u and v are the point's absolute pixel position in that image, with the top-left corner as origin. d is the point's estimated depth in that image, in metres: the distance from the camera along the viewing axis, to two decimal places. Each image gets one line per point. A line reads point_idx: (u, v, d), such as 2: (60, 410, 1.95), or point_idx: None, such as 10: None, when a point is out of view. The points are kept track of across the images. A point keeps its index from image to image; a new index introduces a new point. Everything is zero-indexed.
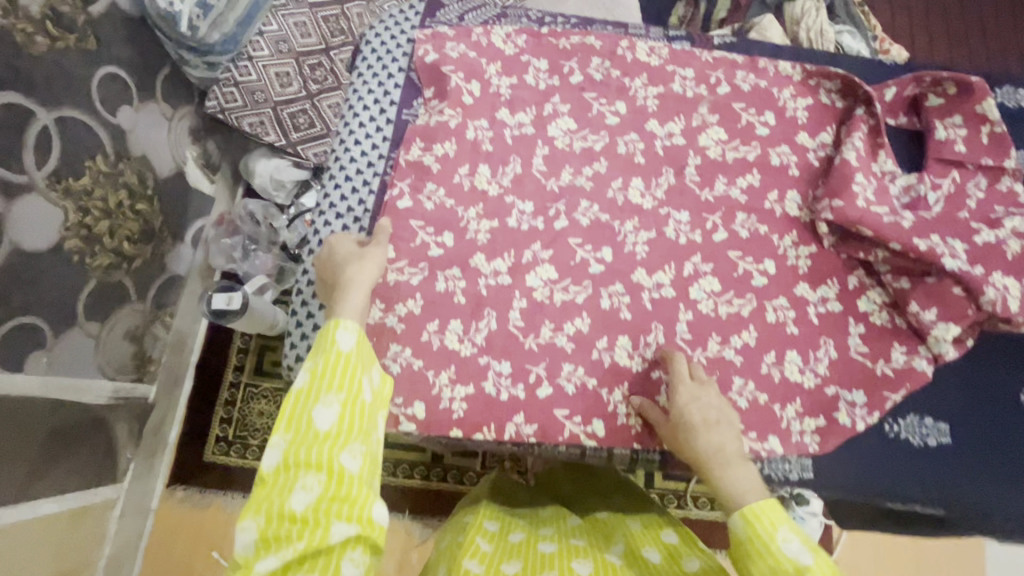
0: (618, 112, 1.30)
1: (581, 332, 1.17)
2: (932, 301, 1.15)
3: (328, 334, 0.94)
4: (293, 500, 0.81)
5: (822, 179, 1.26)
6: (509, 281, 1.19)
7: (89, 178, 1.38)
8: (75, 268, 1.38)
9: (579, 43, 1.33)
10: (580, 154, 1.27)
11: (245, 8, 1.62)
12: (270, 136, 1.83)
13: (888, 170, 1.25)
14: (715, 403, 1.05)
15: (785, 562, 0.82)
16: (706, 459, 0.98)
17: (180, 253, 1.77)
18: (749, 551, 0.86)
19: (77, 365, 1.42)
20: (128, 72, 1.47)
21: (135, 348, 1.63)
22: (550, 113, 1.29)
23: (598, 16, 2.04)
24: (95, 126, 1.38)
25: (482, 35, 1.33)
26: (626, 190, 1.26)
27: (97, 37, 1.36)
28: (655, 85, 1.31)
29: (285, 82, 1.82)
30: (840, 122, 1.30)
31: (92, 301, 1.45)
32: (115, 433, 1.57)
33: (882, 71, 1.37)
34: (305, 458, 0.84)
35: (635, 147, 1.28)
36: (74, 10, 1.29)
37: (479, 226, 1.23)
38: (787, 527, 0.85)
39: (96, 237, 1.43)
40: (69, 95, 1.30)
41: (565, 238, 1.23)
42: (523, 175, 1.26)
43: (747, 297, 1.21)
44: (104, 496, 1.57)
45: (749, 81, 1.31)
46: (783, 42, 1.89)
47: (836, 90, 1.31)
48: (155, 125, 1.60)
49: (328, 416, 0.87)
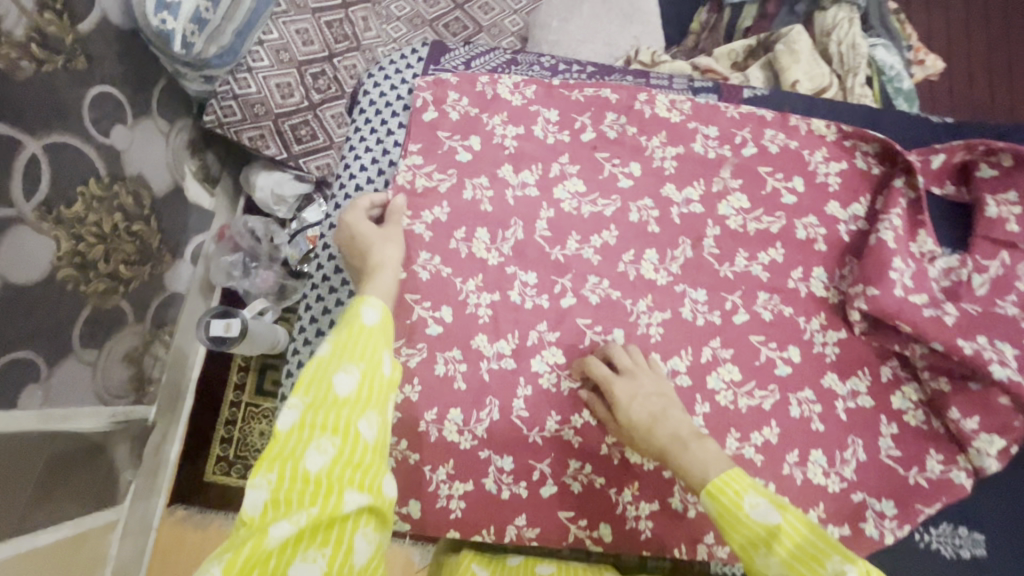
0: (632, 174, 1.21)
1: (588, 425, 1.09)
2: (975, 409, 1.05)
3: (351, 310, 0.92)
4: (308, 461, 0.76)
5: (854, 257, 1.16)
6: (512, 366, 1.11)
7: (82, 204, 1.33)
8: (69, 296, 1.34)
9: (592, 95, 1.25)
10: (588, 221, 1.18)
11: (244, 17, 1.52)
12: (270, 149, 1.75)
13: (927, 252, 1.12)
14: (651, 387, 1.03)
15: (757, 528, 0.80)
16: (676, 441, 0.96)
17: (179, 270, 1.73)
18: (722, 525, 0.83)
19: (74, 393, 1.40)
20: (122, 89, 1.41)
21: (133, 371, 1.60)
22: (557, 174, 1.20)
23: (616, 23, 1.94)
24: (87, 149, 1.33)
25: (487, 85, 1.25)
26: (638, 264, 1.16)
27: (86, 55, 1.30)
28: (673, 145, 1.22)
29: (286, 93, 1.74)
30: (876, 192, 1.20)
31: (88, 328, 1.41)
32: (115, 456, 1.56)
33: (921, 136, 1.27)
34: (293, 493, 0.73)
35: (648, 215, 1.18)
36: (61, 29, 1.23)
37: (478, 300, 1.14)
38: (753, 491, 0.83)
39: (91, 264, 1.39)
40: (59, 120, 1.24)
41: (572, 317, 1.14)
42: (526, 244, 1.17)
43: (769, 389, 1.10)
44: (104, 519, 1.55)
45: (778, 141, 1.22)
46: (812, 56, 1.77)
47: (874, 153, 1.21)
48: (151, 142, 1.54)
49: (348, 381, 0.83)
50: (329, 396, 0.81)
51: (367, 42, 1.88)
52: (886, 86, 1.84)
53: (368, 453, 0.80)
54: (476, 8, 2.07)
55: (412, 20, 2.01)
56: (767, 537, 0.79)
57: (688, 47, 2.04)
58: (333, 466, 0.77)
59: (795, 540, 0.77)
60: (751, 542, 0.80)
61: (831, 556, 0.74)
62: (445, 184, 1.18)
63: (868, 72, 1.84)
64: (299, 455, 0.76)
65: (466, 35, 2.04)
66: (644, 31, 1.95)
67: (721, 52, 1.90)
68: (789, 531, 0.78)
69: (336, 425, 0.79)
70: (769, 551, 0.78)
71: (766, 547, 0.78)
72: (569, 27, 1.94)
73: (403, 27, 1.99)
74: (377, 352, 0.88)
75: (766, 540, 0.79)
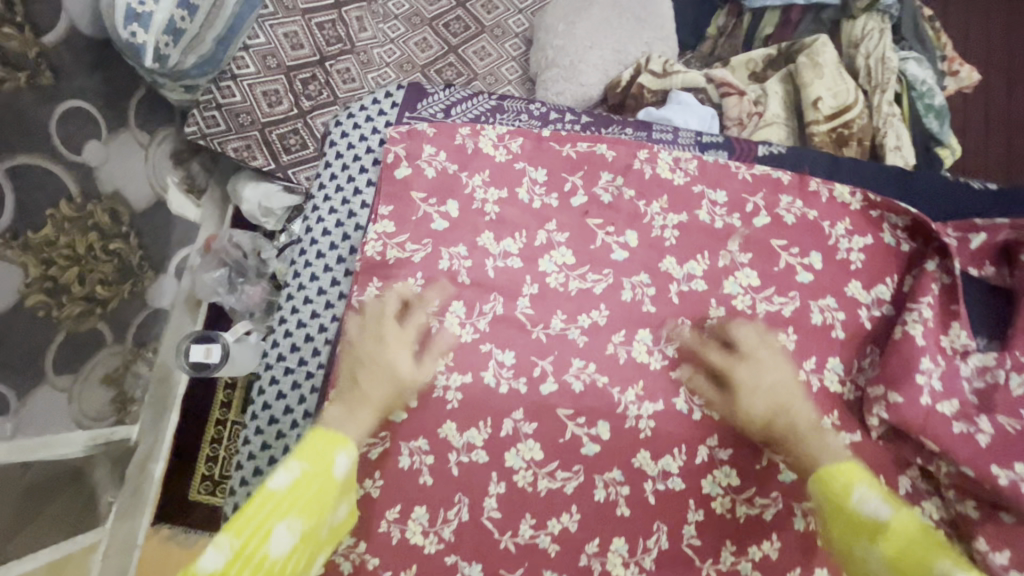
0: (627, 245, 1.17)
1: (567, 532, 1.06)
2: (1003, 540, 0.96)
3: (330, 452, 0.89)
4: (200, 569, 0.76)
5: (878, 344, 1.13)
6: (485, 461, 1.08)
7: (52, 227, 1.27)
8: (42, 323, 1.29)
9: (586, 151, 1.22)
10: (575, 299, 1.14)
11: (227, 22, 1.39)
12: (257, 161, 1.65)
13: (960, 349, 1.08)
14: (776, 377, 1.01)
15: (865, 520, 0.85)
16: (799, 432, 0.97)
17: (163, 285, 1.67)
18: (829, 511, 0.89)
19: (49, 420, 1.35)
20: (95, 102, 1.33)
21: (114, 393, 1.55)
22: (543, 243, 1.17)
23: (628, 27, 1.81)
24: (57, 171, 1.25)
25: (468, 137, 1.23)
26: (629, 346, 1.12)
27: (53, 70, 1.22)
28: (676, 212, 1.19)
29: (274, 101, 1.64)
30: (904, 272, 1.16)
31: (63, 354, 1.36)
32: (95, 479, 1.53)
33: (951, 209, 1.23)
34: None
35: (643, 293, 1.15)
36: (24, 44, 1.14)
37: (448, 381, 1.10)
38: (866, 487, 0.87)
39: (64, 288, 1.33)
40: (25, 141, 1.17)
41: (553, 408, 1.09)
42: (505, 319, 1.13)
43: (770, 497, 1.07)
44: (85, 541, 1.51)
45: (795, 210, 1.19)
46: (837, 69, 1.64)
47: (903, 226, 1.18)
48: (130, 156, 1.47)
49: (283, 538, 0.81)
50: (263, 542, 0.79)
51: (362, 43, 1.78)
52: (915, 104, 1.71)
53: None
54: (479, 7, 1.95)
55: (410, 19, 1.90)
56: (872, 533, 0.84)
57: (702, 54, 1.91)
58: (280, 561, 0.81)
59: (899, 543, 0.82)
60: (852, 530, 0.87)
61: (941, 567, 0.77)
62: (418, 255, 1.16)
63: (897, 89, 1.70)
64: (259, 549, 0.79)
65: (467, 35, 1.92)
66: (657, 38, 1.81)
67: (739, 60, 1.78)
68: (898, 530, 0.82)
69: (299, 524, 0.83)
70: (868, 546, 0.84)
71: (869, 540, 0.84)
72: (575, 31, 1.80)
73: (401, 27, 1.89)
74: (336, 454, 0.89)
75: (869, 535, 0.84)
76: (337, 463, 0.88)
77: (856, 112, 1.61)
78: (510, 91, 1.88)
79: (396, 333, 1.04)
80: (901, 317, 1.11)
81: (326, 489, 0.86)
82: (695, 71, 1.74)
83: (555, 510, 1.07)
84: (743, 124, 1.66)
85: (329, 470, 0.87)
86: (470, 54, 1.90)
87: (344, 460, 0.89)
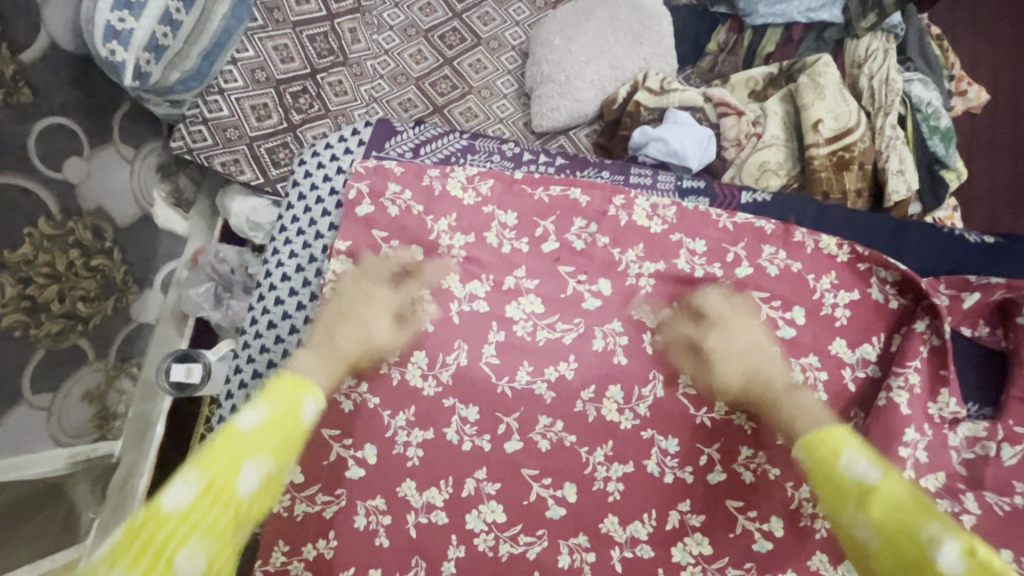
0: (600, 293, 1.16)
1: None
2: None
3: (294, 396, 0.88)
4: (178, 567, 0.68)
5: (863, 409, 1.09)
6: (445, 522, 1.08)
7: (30, 246, 1.25)
8: (18, 342, 1.27)
9: (559, 195, 1.20)
10: (544, 349, 1.14)
11: (211, 38, 1.37)
12: (246, 175, 1.63)
13: (948, 417, 1.05)
14: (749, 342, 1.07)
15: (851, 481, 0.78)
16: (774, 390, 1.01)
17: (147, 300, 1.65)
18: (821, 477, 0.83)
19: (25, 439, 1.33)
20: (75, 118, 1.31)
21: (95, 409, 1.54)
22: (512, 288, 1.16)
23: (625, 42, 1.77)
24: (35, 188, 1.23)
25: (436, 178, 1.21)
26: (598, 403, 1.11)
27: (31, 86, 1.20)
28: (653, 260, 1.17)
29: (262, 115, 1.61)
30: (893, 331, 1.11)
31: (41, 372, 1.34)
32: (75, 497, 1.50)
33: (946, 262, 1.19)
34: (212, 521, 0.71)
35: (615, 344, 1.13)
36: (0, 62, 1.13)
37: (409, 437, 1.11)
38: (854, 449, 0.81)
39: (43, 305, 1.31)
40: (0, 159, 1.15)
41: (518, 466, 1.10)
42: (469, 370, 1.13)
43: (745, 567, 1.04)
44: (64, 561, 1.47)
45: (778, 261, 1.14)
46: (840, 90, 1.60)
47: (893, 282, 1.12)
48: (113, 172, 1.45)
49: (252, 477, 0.76)
50: (230, 488, 0.74)
51: (354, 56, 1.76)
52: (920, 126, 1.66)
53: (228, 520, 0.73)
54: (475, 18, 1.91)
55: (405, 31, 1.88)
56: (857, 496, 0.76)
57: (703, 69, 1.87)
58: (253, 500, 0.77)
59: (884, 505, 0.73)
60: (839, 499, 0.79)
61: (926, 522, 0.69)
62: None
63: (900, 111, 1.65)
64: (227, 537, 0.74)
65: (462, 48, 1.88)
66: (655, 53, 1.77)
67: (739, 78, 1.74)
68: (887, 493, 0.74)
69: (269, 460, 0.79)
70: (856, 511, 0.76)
71: (856, 503, 0.76)
72: (573, 47, 1.77)
73: (395, 39, 1.87)
74: (305, 399, 0.88)
75: (855, 498, 0.76)
76: (303, 408, 0.87)
77: (858, 135, 1.56)
78: (504, 106, 1.85)
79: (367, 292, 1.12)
80: (886, 380, 1.07)
81: (292, 428, 0.84)
82: (693, 89, 1.70)
83: (518, 574, 1.06)
84: (740, 145, 1.63)
85: (294, 411, 0.85)
86: (465, 67, 1.87)
87: (311, 407, 0.88)
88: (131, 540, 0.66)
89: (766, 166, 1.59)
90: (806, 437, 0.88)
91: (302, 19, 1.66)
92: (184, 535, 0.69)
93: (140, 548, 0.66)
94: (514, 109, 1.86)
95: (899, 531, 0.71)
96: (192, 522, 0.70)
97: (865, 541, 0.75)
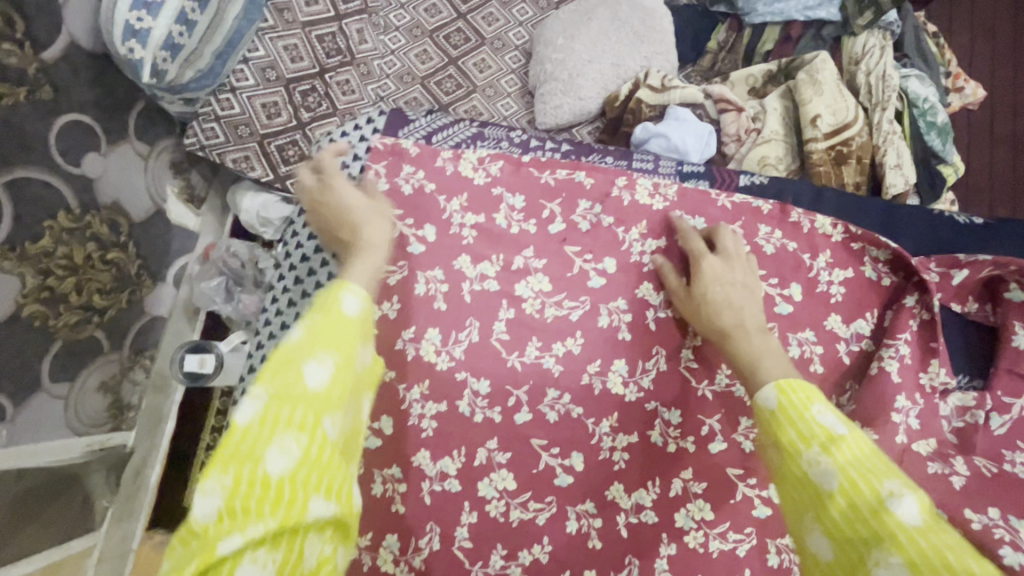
0: (605, 271, 1.20)
1: (537, 563, 1.08)
2: None
3: (333, 294, 0.82)
4: (269, 463, 0.64)
5: (856, 381, 1.12)
6: (457, 489, 1.10)
7: (49, 238, 1.29)
8: (37, 333, 1.30)
9: (564, 179, 1.24)
10: (551, 326, 1.17)
11: (224, 39, 1.44)
12: (256, 171, 1.67)
13: (939, 386, 1.07)
14: (738, 278, 1.09)
15: (817, 430, 0.74)
16: (737, 326, 1.02)
17: (161, 293, 1.69)
18: (777, 420, 0.80)
19: (44, 427, 1.37)
20: (93, 114, 1.35)
21: (110, 400, 1.57)
22: (521, 267, 1.20)
23: (626, 41, 1.80)
24: (55, 183, 1.27)
25: (450, 160, 1.25)
26: (604, 377, 1.15)
27: (52, 84, 1.23)
28: (654, 237, 1.21)
29: (273, 114, 1.66)
30: (884, 306, 1.16)
31: (59, 362, 1.38)
32: (90, 485, 1.55)
33: (940, 244, 1.22)
34: (288, 417, 0.68)
35: (619, 321, 1.17)
36: (24, 60, 1.17)
37: (424, 409, 1.14)
38: (821, 402, 0.78)
39: (61, 297, 1.35)
40: (23, 154, 1.19)
41: (528, 438, 1.13)
42: (480, 345, 1.16)
43: (746, 532, 1.07)
44: (79, 546, 1.53)
45: (774, 240, 1.19)
46: (838, 86, 1.63)
47: (884, 260, 1.17)
48: (128, 168, 1.48)
49: (319, 372, 0.73)
50: (299, 385, 0.71)
51: (361, 55, 1.79)
52: (916, 121, 1.69)
53: (305, 415, 0.69)
54: (479, 19, 1.95)
55: (410, 32, 1.91)
56: (820, 442, 0.73)
57: (703, 68, 1.91)
58: (327, 395, 0.72)
59: (849, 451, 0.70)
60: (804, 444, 0.74)
61: (888, 478, 0.66)
62: (393, 277, 1.19)
63: (898, 106, 1.68)
64: (306, 427, 0.69)
65: (467, 48, 1.92)
66: (656, 52, 1.81)
67: (739, 75, 1.78)
68: (852, 445, 0.71)
69: (324, 353, 0.74)
70: (824, 468, 0.71)
71: (817, 448, 0.73)
72: (576, 46, 1.81)
73: (400, 39, 1.89)
74: (343, 293, 0.82)
75: (821, 444, 0.73)
76: (344, 299, 0.81)
77: (856, 129, 1.59)
78: (508, 104, 1.89)
79: (361, 195, 1.08)
80: (879, 352, 1.11)
81: (343, 328, 0.78)
82: (695, 86, 1.73)
83: (526, 542, 1.09)
84: (741, 140, 1.67)
85: (336, 302, 0.80)
86: (469, 67, 1.90)
87: (352, 298, 0.82)
88: (220, 449, 0.64)
89: (767, 160, 1.62)
90: (774, 383, 0.84)
91: (311, 20, 1.71)
92: (259, 437, 0.65)
93: (232, 470, 0.63)
94: (518, 108, 1.90)
95: (862, 478, 0.67)
96: (271, 420, 0.67)
97: (826, 480, 0.70)
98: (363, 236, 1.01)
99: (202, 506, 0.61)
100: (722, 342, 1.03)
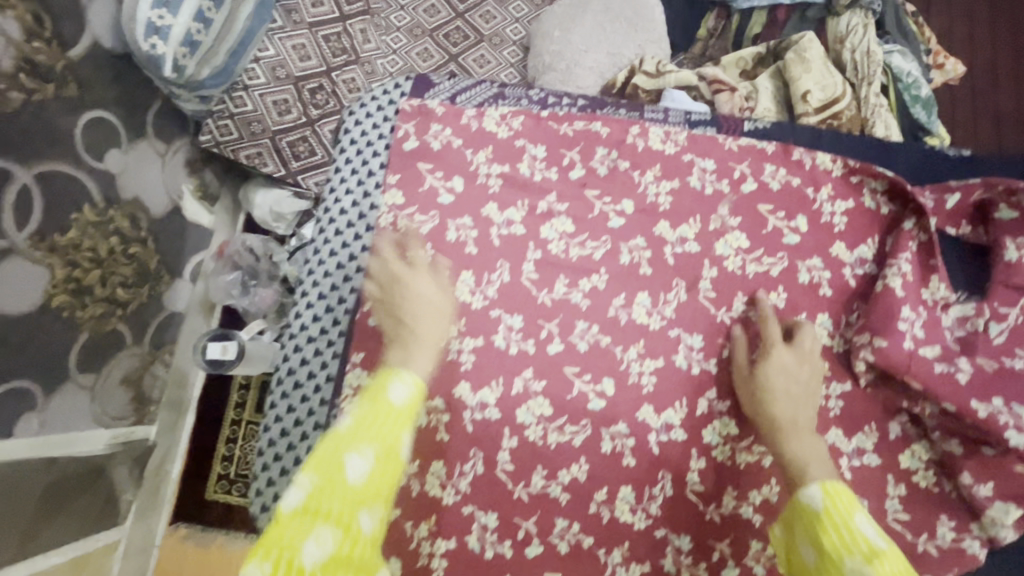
0: (623, 212, 1.26)
1: (576, 482, 1.15)
2: (987, 476, 1.09)
3: (382, 384, 0.84)
4: (304, 554, 0.66)
5: (859, 303, 1.21)
6: (497, 417, 1.16)
7: (76, 230, 1.33)
8: (65, 323, 1.34)
9: (581, 129, 1.29)
10: (576, 264, 1.23)
11: (236, 37, 1.49)
12: (268, 167, 1.72)
13: (940, 300, 1.17)
14: (802, 372, 1.11)
15: (861, 542, 0.83)
16: (796, 425, 1.05)
17: (178, 289, 1.72)
18: (822, 524, 0.88)
19: (72, 418, 1.40)
20: (115, 111, 1.40)
21: (133, 394, 1.60)
22: (545, 212, 1.25)
23: (621, 31, 1.88)
24: (80, 176, 1.32)
25: (474, 118, 1.30)
26: (628, 308, 1.22)
27: (77, 81, 1.29)
28: (668, 179, 1.27)
29: (284, 110, 1.71)
30: (885, 231, 1.24)
31: (86, 353, 1.41)
32: (116, 479, 1.57)
33: (932, 175, 1.31)
34: (326, 508, 0.70)
35: (641, 256, 1.24)
36: (52, 57, 1.22)
37: (462, 345, 1.19)
38: (862, 514, 0.88)
39: (86, 289, 1.38)
40: (52, 147, 1.24)
41: (561, 366, 1.19)
42: (510, 285, 1.22)
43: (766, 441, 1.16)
44: (105, 540, 1.55)
45: (779, 177, 1.26)
46: (825, 63, 1.71)
47: (883, 191, 1.24)
48: (146, 165, 1.53)
49: (360, 465, 0.74)
50: (340, 481, 0.72)
51: (366, 53, 1.85)
52: (902, 95, 1.77)
53: (346, 494, 0.71)
54: (478, 15, 2.02)
55: (412, 31, 1.98)
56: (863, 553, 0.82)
57: (693, 56, 1.96)
58: (367, 491, 0.73)
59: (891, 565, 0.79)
60: (845, 548, 0.83)
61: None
62: (427, 226, 1.24)
63: (883, 81, 1.77)
64: (338, 466, 0.72)
65: (466, 45, 1.99)
66: (650, 40, 1.88)
67: (729, 60, 1.85)
68: (892, 558, 0.81)
69: (370, 448, 0.75)
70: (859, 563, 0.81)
71: (859, 557, 0.82)
72: (572, 38, 1.87)
73: (403, 37, 1.94)
74: (393, 385, 0.84)
75: (863, 554, 0.82)
76: (392, 396, 0.83)
77: (845, 104, 1.66)
78: None
79: (412, 284, 1.08)
80: (882, 273, 1.20)
81: (388, 420, 0.79)
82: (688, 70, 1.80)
83: (562, 463, 1.16)
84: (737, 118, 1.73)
85: (385, 401, 0.82)
86: (469, 61, 1.97)
87: (402, 388, 0.84)
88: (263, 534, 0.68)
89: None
90: (820, 483, 0.93)
91: (317, 21, 1.78)
92: (307, 519, 0.69)
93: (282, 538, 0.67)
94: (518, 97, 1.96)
95: None
96: (310, 513, 0.69)
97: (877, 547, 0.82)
98: (409, 322, 1.04)
99: (291, 493, 0.70)
100: (774, 438, 1.05)
